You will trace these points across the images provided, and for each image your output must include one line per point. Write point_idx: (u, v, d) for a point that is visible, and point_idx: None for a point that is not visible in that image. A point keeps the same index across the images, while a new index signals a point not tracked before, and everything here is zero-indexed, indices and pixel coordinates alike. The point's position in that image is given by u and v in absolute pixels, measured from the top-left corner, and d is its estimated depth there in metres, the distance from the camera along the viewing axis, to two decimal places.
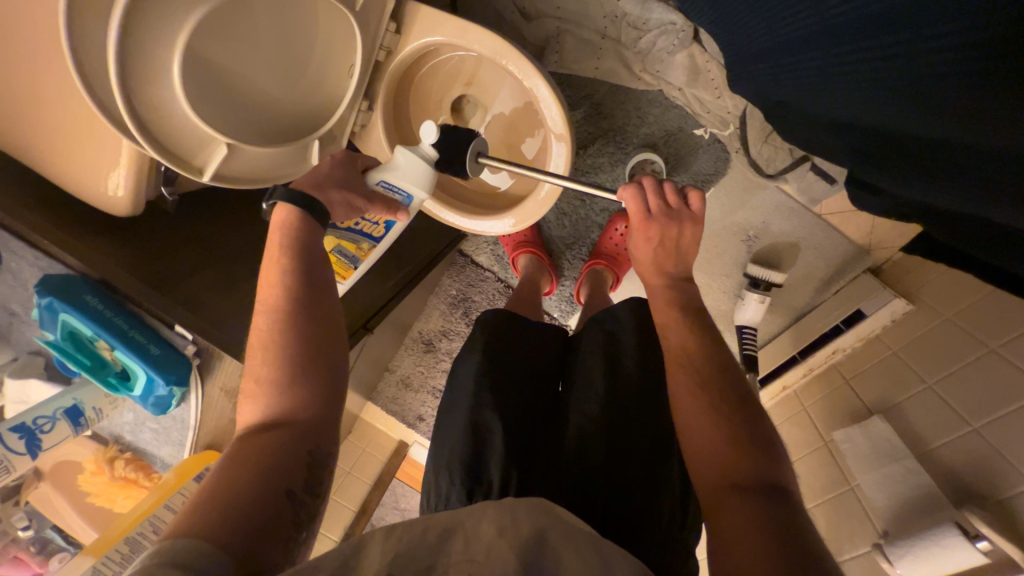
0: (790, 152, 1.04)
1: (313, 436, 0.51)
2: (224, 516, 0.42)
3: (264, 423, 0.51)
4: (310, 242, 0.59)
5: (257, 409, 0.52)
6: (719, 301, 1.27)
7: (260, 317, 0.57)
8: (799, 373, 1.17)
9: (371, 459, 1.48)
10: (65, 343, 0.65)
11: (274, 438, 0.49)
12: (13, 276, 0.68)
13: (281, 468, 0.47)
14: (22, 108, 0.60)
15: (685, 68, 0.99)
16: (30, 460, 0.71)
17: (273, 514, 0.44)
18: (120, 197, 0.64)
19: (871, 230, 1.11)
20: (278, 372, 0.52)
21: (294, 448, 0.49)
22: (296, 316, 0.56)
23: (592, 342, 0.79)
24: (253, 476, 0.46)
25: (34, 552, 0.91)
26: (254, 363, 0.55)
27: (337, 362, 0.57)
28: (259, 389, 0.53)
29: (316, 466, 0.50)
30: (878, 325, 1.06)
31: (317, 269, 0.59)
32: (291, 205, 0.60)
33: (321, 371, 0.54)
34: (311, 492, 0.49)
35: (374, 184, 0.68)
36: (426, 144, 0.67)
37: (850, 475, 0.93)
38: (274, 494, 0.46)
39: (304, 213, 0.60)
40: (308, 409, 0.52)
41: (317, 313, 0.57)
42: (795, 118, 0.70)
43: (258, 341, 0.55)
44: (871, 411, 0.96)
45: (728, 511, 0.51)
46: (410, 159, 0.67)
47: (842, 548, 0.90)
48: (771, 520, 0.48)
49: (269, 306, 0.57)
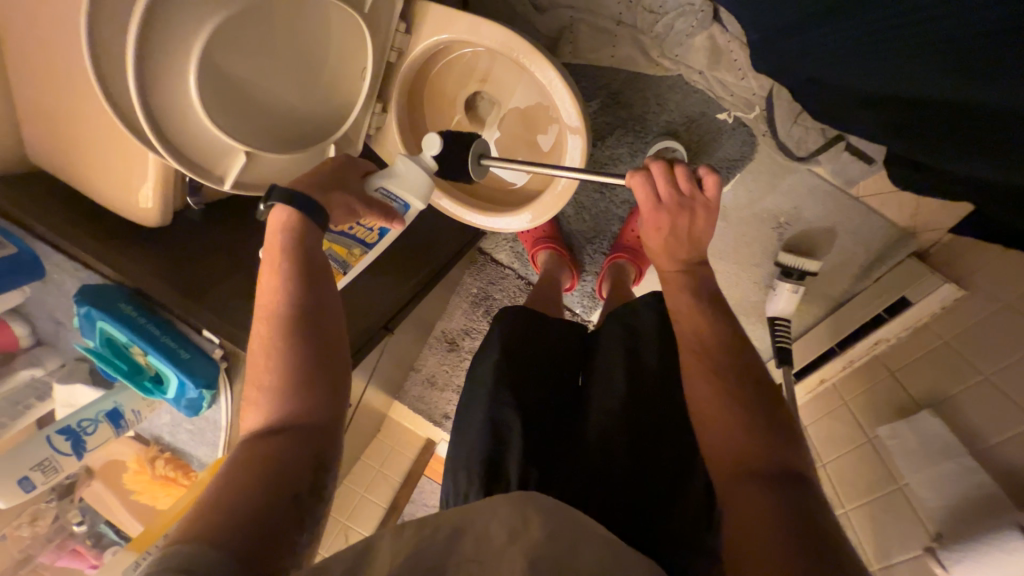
0: (822, 132, 0.97)
1: (316, 441, 0.51)
2: (231, 521, 0.43)
3: (268, 426, 0.52)
4: (311, 247, 0.60)
5: (262, 412, 0.53)
6: (748, 292, 1.22)
7: (260, 320, 0.57)
8: (838, 366, 1.11)
9: (400, 456, 1.51)
10: (103, 349, 0.68)
11: (279, 444, 0.50)
12: (57, 287, 0.72)
13: (286, 472, 0.48)
14: (59, 128, 0.63)
15: (706, 51, 0.95)
16: (76, 460, 0.75)
17: (279, 518, 0.46)
18: (150, 208, 0.67)
19: (916, 211, 1.04)
20: (281, 375, 0.53)
21: (297, 452, 0.50)
22: (295, 317, 0.56)
23: (612, 338, 0.77)
24: (259, 480, 0.47)
25: (90, 545, 0.96)
26: (256, 369, 0.55)
27: (339, 362, 0.57)
28: (263, 392, 0.53)
29: (322, 468, 0.51)
30: (927, 312, 0.99)
31: (316, 270, 0.59)
32: (288, 208, 0.60)
33: (322, 372, 0.54)
34: (316, 495, 0.50)
35: (374, 189, 0.69)
36: (427, 154, 0.70)
37: (898, 474, 0.88)
38: (279, 497, 0.47)
39: (303, 217, 0.60)
40: (310, 412, 0.52)
41: (317, 313, 0.57)
42: (827, 94, 0.66)
43: (260, 343, 0.56)
44: (918, 404, 0.90)
45: (742, 517, 0.49)
46: (411, 168, 0.70)
47: (891, 552, 0.84)
48: (788, 529, 0.46)
49: (269, 310, 0.57)
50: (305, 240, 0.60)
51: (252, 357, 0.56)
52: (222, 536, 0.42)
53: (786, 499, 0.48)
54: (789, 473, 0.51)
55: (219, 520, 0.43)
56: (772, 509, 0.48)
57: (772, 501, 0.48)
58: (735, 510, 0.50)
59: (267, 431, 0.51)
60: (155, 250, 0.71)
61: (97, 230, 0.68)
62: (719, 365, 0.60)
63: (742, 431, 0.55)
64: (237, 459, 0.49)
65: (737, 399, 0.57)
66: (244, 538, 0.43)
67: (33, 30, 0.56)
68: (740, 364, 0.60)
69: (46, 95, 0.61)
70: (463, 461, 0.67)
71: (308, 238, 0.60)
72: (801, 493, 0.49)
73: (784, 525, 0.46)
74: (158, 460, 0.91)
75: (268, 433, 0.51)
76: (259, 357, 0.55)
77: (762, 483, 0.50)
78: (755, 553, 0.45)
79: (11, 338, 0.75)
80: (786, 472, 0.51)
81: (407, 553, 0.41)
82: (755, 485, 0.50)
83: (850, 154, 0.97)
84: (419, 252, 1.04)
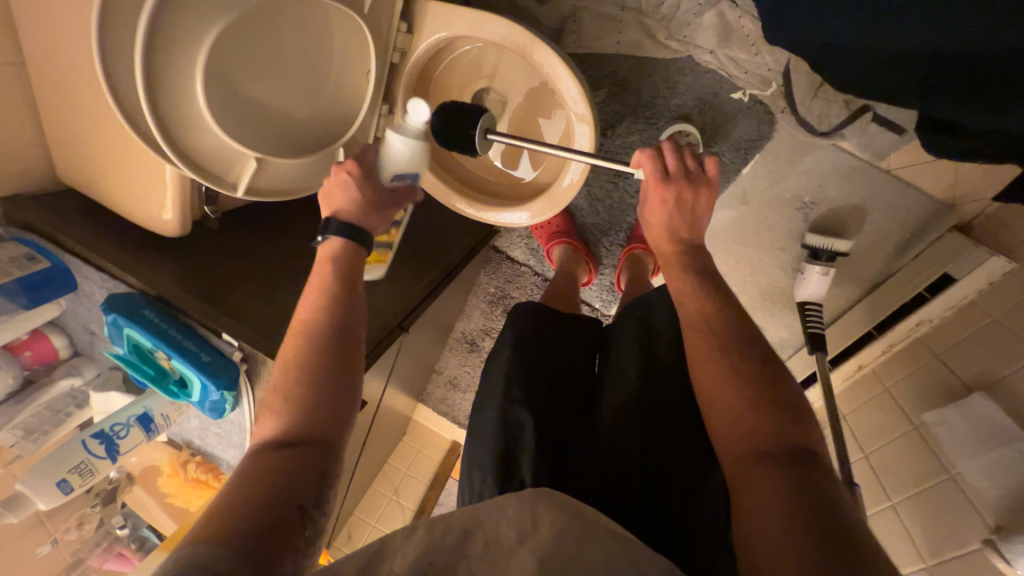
0: (845, 104, 0.94)
1: (323, 457, 0.52)
2: (243, 524, 0.44)
3: (279, 436, 0.52)
4: (351, 269, 0.64)
5: (272, 423, 0.54)
6: (774, 278, 1.17)
7: (294, 335, 0.60)
8: (876, 351, 1.06)
9: (427, 459, 1.53)
10: (131, 355, 0.71)
11: (292, 454, 0.51)
12: (89, 299, 0.76)
13: (293, 484, 0.49)
14: (85, 147, 0.67)
15: (716, 28, 0.94)
16: (110, 463, 0.79)
17: (284, 529, 0.46)
18: (169, 219, 0.70)
19: (955, 180, 0.97)
20: (298, 390, 0.55)
21: (303, 465, 0.50)
22: (326, 336, 0.58)
23: (627, 328, 0.75)
24: (265, 489, 0.47)
25: (134, 548, 1.01)
26: (279, 381, 0.56)
27: (353, 384, 0.58)
28: (276, 403, 0.55)
29: (325, 482, 0.51)
30: (973, 289, 0.93)
31: (356, 299, 0.63)
32: (343, 237, 0.65)
33: (337, 393, 0.56)
34: (318, 508, 0.50)
35: (389, 179, 0.71)
36: (415, 123, 0.70)
37: (949, 463, 0.81)
38: (282, 508, 0.47)
39: (355, 245, 0.66)
40: (320, 426, 0.53)
41: (345, 337, 0.59)
42: (842, 62, 0.63)
43: (286, 357, 0.58)
44: (969, 388, 0.83)
45: (758, 517, 0.47)
46: (406, 142, 0.69)
47: (943, 547, 0.78)
48: (813, 526, 0.44)
49: (304, 326, 0.60)
50: (351, 269, 0.64)
51: (276, 370, 0.58)
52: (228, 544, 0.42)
53: (806, 493, 0.46)
54: (807, 465, 0.49)
55: (224, 526, 0.43)
56: (792, 508, 0.45)
57: (789, 494, 0.46)
58: (752, 510, 0.48)
59: (273, 442, 0.52)
60: (176, 258, 0.75)
61: (122, 244, 0.72)
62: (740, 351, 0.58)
63: (755, 428, 0.53)
64: (244, 468, 0.50)
65: (754, 389, 0.55)
66: (254, 541, 0.43)
67: (53, 55, 0.59)
68: (759, 353, 0.58)
69: (69, 116, 0.65)
70: (476, 458, 0.67)
71: (356, 268, 0.65)
72: (823, 491, 0.47)
73: (805, 523, 0.44)
74: (189, 463, 0.93)
75: (273, 445, 0.52)
76: (280, 369, 0.57)
77: (781, 481, 0.48)
78: (774, 550, 0.43)
79: (51, 348, 0.81)
80: (810, 469, 0.49)
81: (418, 553, 0.41)
82: (777, 480, 0.48)
83: (879, 126, 0.93)
84: (432, 252, 1.05)
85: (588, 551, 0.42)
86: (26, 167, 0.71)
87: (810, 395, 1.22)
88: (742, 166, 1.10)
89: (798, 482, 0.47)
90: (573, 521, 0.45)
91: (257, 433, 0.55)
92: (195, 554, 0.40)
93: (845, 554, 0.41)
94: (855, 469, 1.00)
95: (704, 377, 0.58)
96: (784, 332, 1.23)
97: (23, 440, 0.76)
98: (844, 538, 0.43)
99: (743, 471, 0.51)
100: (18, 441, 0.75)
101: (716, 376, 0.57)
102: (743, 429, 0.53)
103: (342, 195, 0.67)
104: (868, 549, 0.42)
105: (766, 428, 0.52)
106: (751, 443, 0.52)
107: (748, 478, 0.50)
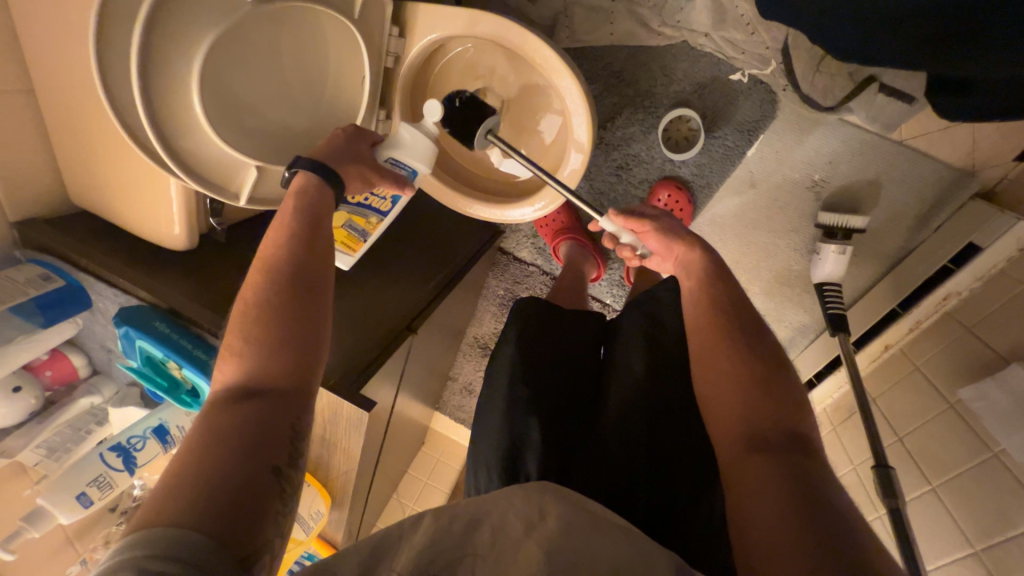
0: (849, 76, 0.89)
1: (290, 408, 0.51)
2: (209, 496, 0.42)
3: (245, 383, 0.52)
4: (316, 204, 0.65)
5: (235, 367, 0.53)
6: (788, 261, 1.14)
7: (255, 275, 0.59)
8: (903, 330, 1.02)
9: (447, 468, 1.55)
10: (145, 368, 0.74)
11: (258, 405, 0.50)
12: (104, 316, 0.79)
13: (262, 436, 0.48)
14: (93, 169, 0.70)
15: (709, 10, 0.92)
16: (129, 476, 0.80)
17: (262, 490, 0.45)
18: (176, 230, 0.73)
19: (972, 146, 0.95)
20: (259, 331, 0.54)
21: (269, 414, 0.50)
22: (287, 281, 0.58)
23: (634, 320, 0.74)
24: (234, 444, 0.46)
25: None
26: (237, 328, 0.55)
27: (319, 330, 0.57)
28: (241, 346, 0.54)
29: (296, 439, 0.50)
30: (999, 258, 0.89)
31: (320, 240, 0.63)
32: (308, 170, 0.66)
33: (299, 334, 0.55)
34: (293, 465, 0.50)
35: (384, 159, 0.75)
36: (430, 121, 0.75)
37: (993, 441, 0.76)
38: (253, 462, 0.46)
39: (320, 180, 0.66)
40: (284, 374, 0.53)
41: (307, 278, 0.59)
42: (840, 33, 0.61)
43: (246, 302, 0.57)
44: (1004, 360, 0.79)
45: (754, 516, 0.45)
46: (417, 136, 0.76)
47: (990, 531, 0.73)
48: (809, 517, 0.43)
49: (265, 266, 0.60)
50: (315, 205, 0.65)
51: (235, 316, 0.57)
52: (199, 513, 0.41)
53: (803, 481, 0.46)
54: (806, 455, 0.49)
55: (197, 487, 0.42)
56: (789, 496, 0.45)
57: (792, 487, 0.45)
58: (749, 500, 0.47)
59: (239, 390, 0.51)
60: (183, 274, 0.76)
61: (134, 262, 0.74)
62: (748, 343, 0.58)
63: (752, 414, 0.52)
64: (208, 418, 0.49)
65: (751, 383, 0.54)
66: (219, 518, 0.41)
67: (55, 80, 0.61)
68: (761, 342, 0.59)
69: (78, 141, 0.67)
70: (484, 454, 0.66)
71: (319, 206, 0.65)
72: (816, 482, 0.46)
73: (801, 514, 0.43)
74: None
75: (237, 393, 0.51)
76: (240, 312, 0.57)
77: (781, 472, 0.46)
78: (774, 546, 0.42)
79: (71, 368, 0.85)
80: (798, 459, 0.48)
81: (422, 547, 0.41)
82: (773, 469, 0.47)
83: (885, 95, 0.86)
84: (435, 254, 1.05)
85: (596, 546, 0.41)
86: (43, 194, 0.74)
87: (824, 388, 1.18)
88: (747, 148, 1.08)
89: (792, 476, 0.46)
90: (580, 512, 0.44)
91: (218, 377, 0.54)
92: (170, 533, 0.39)
93: (840, 546, 0.40)
94: (887, 453, 0.94)
95: (709, 364, 0.58)
96: (804, 317, 1.19)
97: (46, 458, 0.79)
98: (844, 533, 0.41)
99: (738, 461, 0.50)
100: (41, 460, 0.79)
101: (721, 365, 0.57)
102: (741, 418, 0.52)
103: (330, 147, 0.71)
104: (861, 534, 0.42)
105: (764, 417, 0.52)
106: (746, 442, 0.51)
107: (744, 474, 0.48)
